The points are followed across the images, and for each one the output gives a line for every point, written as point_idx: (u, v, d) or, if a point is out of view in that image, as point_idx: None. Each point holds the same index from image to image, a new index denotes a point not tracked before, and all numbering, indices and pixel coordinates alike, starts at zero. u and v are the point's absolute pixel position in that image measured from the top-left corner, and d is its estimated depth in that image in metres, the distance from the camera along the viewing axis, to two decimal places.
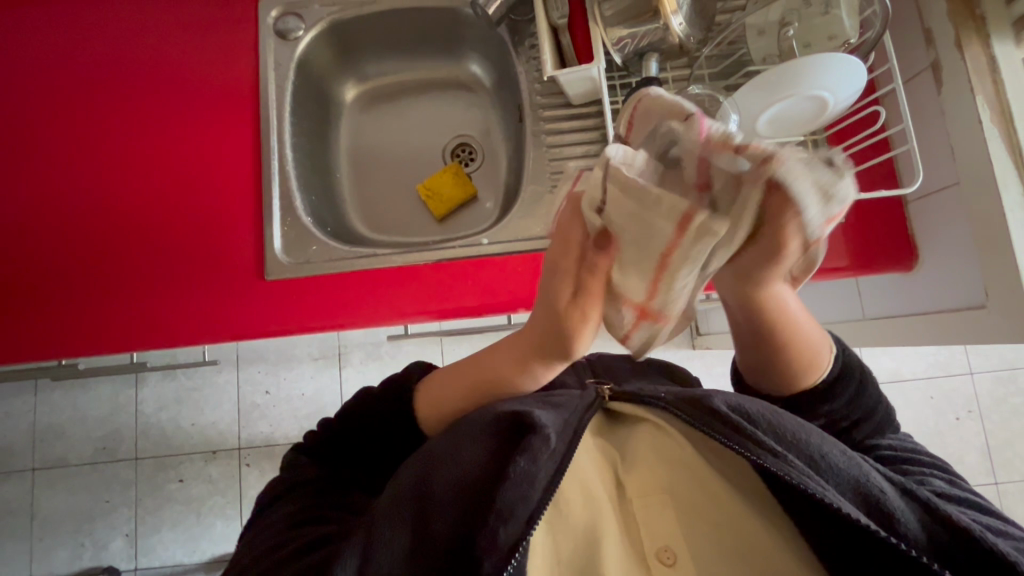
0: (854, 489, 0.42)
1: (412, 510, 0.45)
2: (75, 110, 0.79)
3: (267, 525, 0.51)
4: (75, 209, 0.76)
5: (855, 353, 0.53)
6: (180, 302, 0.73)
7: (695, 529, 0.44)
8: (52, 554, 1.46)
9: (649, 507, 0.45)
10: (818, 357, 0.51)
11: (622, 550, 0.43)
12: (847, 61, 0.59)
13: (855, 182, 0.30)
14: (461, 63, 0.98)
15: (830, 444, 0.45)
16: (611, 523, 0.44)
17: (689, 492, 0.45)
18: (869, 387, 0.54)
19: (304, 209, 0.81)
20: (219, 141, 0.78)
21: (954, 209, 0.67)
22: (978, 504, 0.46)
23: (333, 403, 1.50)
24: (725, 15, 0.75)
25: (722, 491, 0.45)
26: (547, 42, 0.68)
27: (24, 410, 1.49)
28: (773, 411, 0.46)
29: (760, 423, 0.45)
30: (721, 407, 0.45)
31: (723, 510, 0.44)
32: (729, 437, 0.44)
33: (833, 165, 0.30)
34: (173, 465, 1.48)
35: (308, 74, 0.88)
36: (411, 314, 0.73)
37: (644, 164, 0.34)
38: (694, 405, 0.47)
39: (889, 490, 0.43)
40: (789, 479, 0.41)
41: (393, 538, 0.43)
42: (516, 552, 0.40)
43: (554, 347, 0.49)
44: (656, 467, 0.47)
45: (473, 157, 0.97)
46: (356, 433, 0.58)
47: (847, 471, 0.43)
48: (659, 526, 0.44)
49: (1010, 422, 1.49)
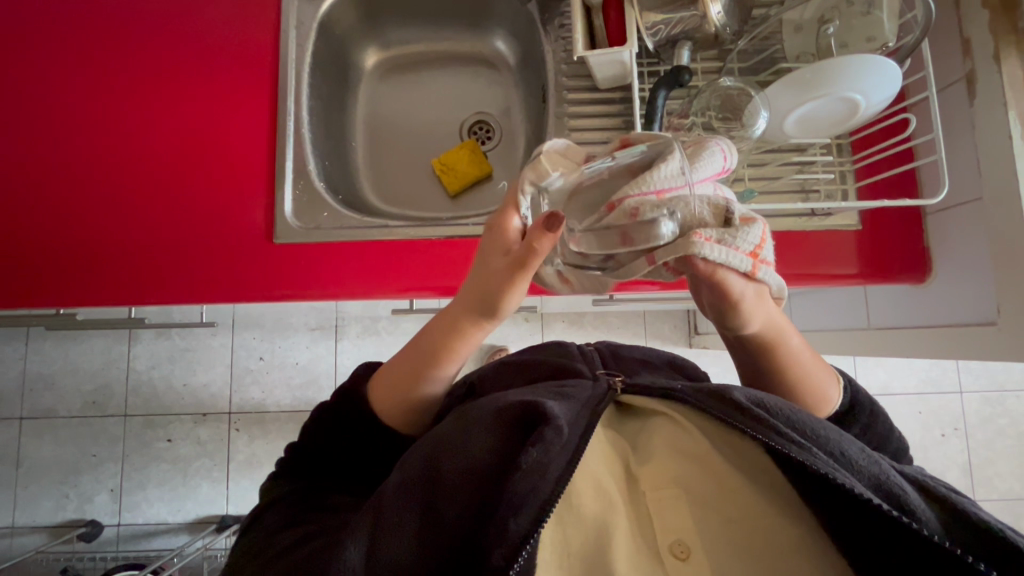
0: (878, 486, 0.42)
1: (420, 498, 0.45)
2: (89, 48, 0.77)
3: (269, 519, 0.52)
4: (83, 153, 0.74)
5: (863, 390, 0.57)
6: (185, 259, 0.72)
7: (708, 523, 0.43)
8: (36, 503, 1.46)
9: (662, 500, 0.44)
10: (827, 393, 0.54)
11: (631, 541, 0.42)
12: (885, 66, 0.58)
13: (747, 228, 0.40)
14: (486, 38, 0.96)
15: (848, 442, 0.45)
16: (623, 518, 0.43)
17: (704, 487, 0.45)
18: (880, 419, 0.56)
19: (317, 174, 0.79)
20: (233, 96, 0.76)
21: (973, 225, 0.67)
22: None
23: (327, 373, 1.49)
24: (761, 8, 0.74)
25: (741, 487, 0.45)
26: (580, 22, 0.67)
27: (14, 357, 1.48)
28: (789, 406, 0.47)
29: (779, 417, 0.46)
30: (740, 398, 0.46)
31: (738, 507, 0.44)
32: (748, 426, 0.44)
33: (729, 221, 0.40)
34: (162, 424, 1.47)
35: (329, 35, 0.87)
36: (419, 290, 0.72)
37: (616, 165, 0.44)
38: (713, 396, 0.47)
39: (910, 490, 0.43)
40: (814, 466, 0.41)
41: (400, 523, 0.44)
42: (525, 545, 0.39)
43: (476, 310, 0.50)
44: (671, 458, 0.46)
45: (490, 136, 0.95)
46: (341, 428, 0.58)
47: (868, 468, 0.43)
48: (672, 521, 0.43)
49: (993, 442, 1.51)
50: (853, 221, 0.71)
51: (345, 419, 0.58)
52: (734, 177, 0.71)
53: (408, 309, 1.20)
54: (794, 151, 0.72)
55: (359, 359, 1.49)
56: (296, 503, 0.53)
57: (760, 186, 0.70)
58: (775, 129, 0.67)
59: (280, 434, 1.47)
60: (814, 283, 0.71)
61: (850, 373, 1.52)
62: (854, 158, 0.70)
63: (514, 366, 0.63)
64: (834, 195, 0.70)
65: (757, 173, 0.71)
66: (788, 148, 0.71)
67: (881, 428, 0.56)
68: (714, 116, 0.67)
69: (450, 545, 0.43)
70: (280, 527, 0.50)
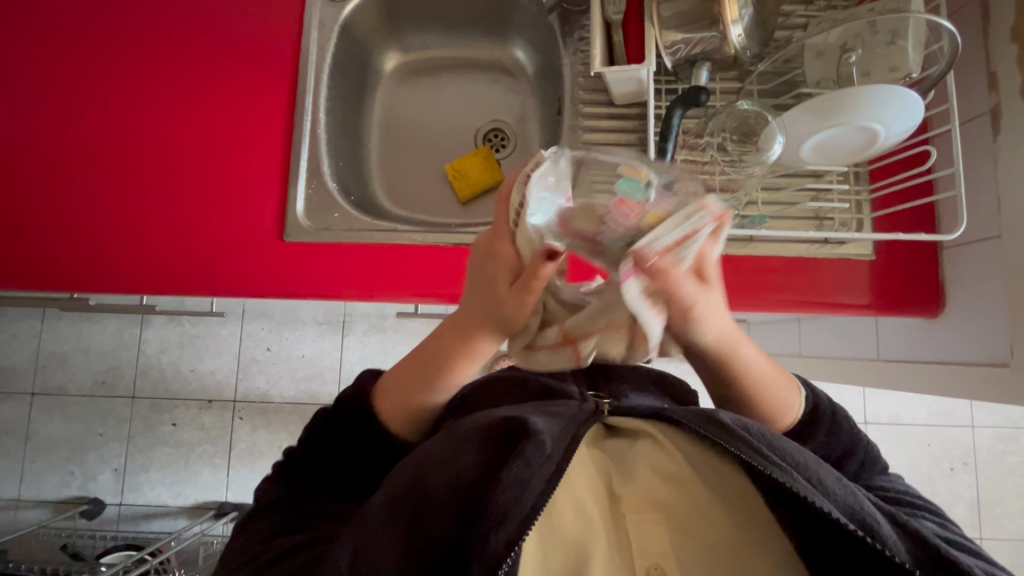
0: (855, 514, 0.41)
1: (403, 512, 0.44)
2: (116, 40, 0.79)
3: (260, 524, 0.52)
4: (104, 141, 0.76)
5: (824, 393, 0.57)
6: (194, 254, 0.73)
7: (686, 548, 0.43)
8: (42, 477, 1.49)
9: (641, 521, 0.45)
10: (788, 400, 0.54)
11: (611, 561, 0.42)
12: (907, 96, 0.57)
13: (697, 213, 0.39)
14: (506, 47, 0.96)
15: (827, 470, 0.44)
16: (603, 540, 0.43)
17: (685, 512, 0.45)
18: (843, 424, 0.56)
19: (331, 174, 0.80)
20: (251, 94, 0.77)
21: (992, 262, 0.65)
22: (972, 549, 0.46)
23: (332, 368, 1.50)
24: (785, 30, 0.74)
25: (722, 514, 0.44)
26: (598, 37, 0.66)
27: (30, 334, 1.52)
28: (771, 431, 0.45)
29: (763, 441, 0.44)
30: (725, 419, 0.44)
31: (715, 534, 0.44)
32: (735, 447, 0.43)
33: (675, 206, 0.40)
34: (168, 408, 1.49)
35: (351, 37, 0.88)
36: (425, 295, 0.72)
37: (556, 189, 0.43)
38: (698, 414, 0.46)
39: (885, 519, 0.42)
40: (795, 492, 0.40)
41: (384, 538, 0.43)
42: (506, 558, 0.39)
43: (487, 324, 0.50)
44: (652, 480, 0.46)
45: (504, 144, 0.96)
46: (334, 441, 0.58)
47: (846, 497, 0.42)
48: (651, 541, 0.44)
49: (1004, 481, 1.47)
50: (867, 251, 0.69)
51: (339, 429, 0.58)
52: (747, 201, 0.70)
53: (414, 312, 1.21)
54: (811, 177, 0.71)
55: (365, 356, 1.50)
56: (290, 505, 0.53)
57: (773, 211, 0.69)
58: (791, 155, 0.66)
59: (282, 426, 1.48)
60: (820, 311, 0.70)
61: (858, 402, 1.49)
62: (871, 188, 0.70)
63: (501, 381, 0.61)
64: (848, 224, 0.69)
65: (772, 196, 0.70)
66: (804, 174, 0.70)
67: (845, 433, 0.55)
68: (728, 138, 0.68)
69: (432, 558, 0.43)
70: (272, 531, 0.50)
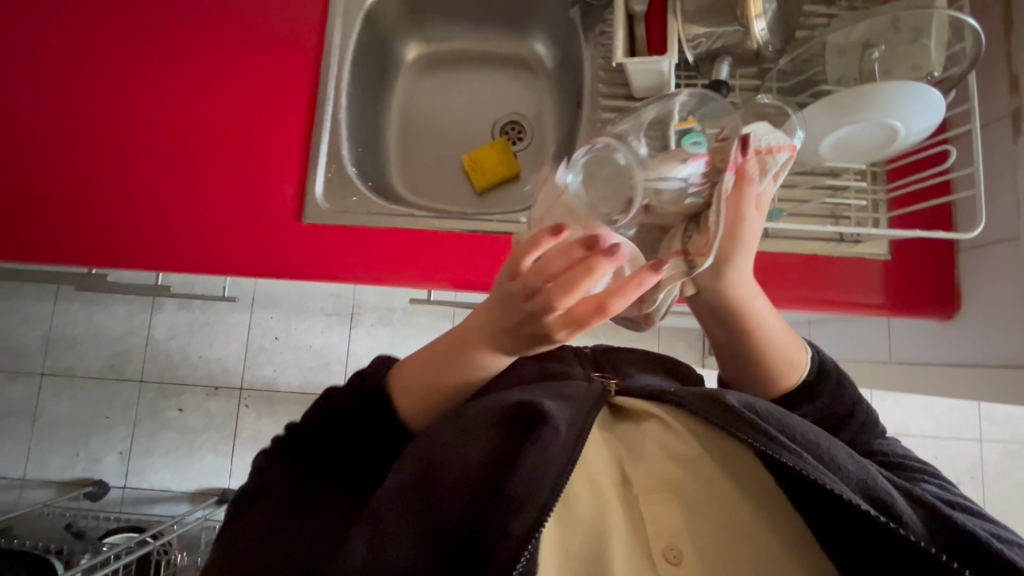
0: (865, 491, 0.42)
1: (416, 498, 0.44)
2: (144, 20, 0.80)
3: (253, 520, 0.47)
4: (128, 119, 0.77)
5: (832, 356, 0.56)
6: (212, 233, 0.74)
7: (702, 529, 0.43)
8: (48, 458, 1.50)
9: (655, 505, 0.43)
10: (795, 358, 0.54)
11: (625, 545, 0.42)
12: (926, 93, 0.58)
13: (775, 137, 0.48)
14: (526, 41, 0.97)
15: (838, 448, 0.44)
16: (617, 523, 0.42)
17: (698, 492, 0.44)
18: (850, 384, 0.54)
19: (350, 159, 0.81)
20: (274, 78, 0.78)
21: (1008, 263, 0.65)
22: (978, 510, 0.46)
23: (339, 359, 1.51)
24: (805, 30, 0.74)
25: (735, 494, 0.44)
26: (621, 29, 0.67)
27: (42, 315, 1.53)
28: (779, 411, 0.46)
29: (771, 421, 0.45)
30: (733, 403, 0.45)
31: (728, 513, 0.43)
32: (743, 432, 0.43)
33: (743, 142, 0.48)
34: (175, 393, 1.50)
35: (374, 27, 0.89)
36: (438, 279, 0.73)
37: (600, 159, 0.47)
38: (707, 399, 0.46)
39: (896, 495, 0.42)
40: (804, 473, 0.41)
41: (399, 524, 0.43)
42: (527, 546, 0.39)
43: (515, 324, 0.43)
44: (663, 463, 0.45)
45: (521, 137, 0.96)
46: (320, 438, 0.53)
47: (857, 474, 0.42)
48: (666, 524, 0.43)
49: (1011, 497, 1.45)
50: (883, 250, 0.70)
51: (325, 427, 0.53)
52: None
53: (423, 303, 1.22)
54: (828, 175, 0.71)
55: (372, 348, 1.51)
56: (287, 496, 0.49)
57: (791, 207, 0.69)
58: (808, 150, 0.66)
59: (287, 414, 1.49)
60: (834, 308, 0.70)
61: None
62: (888, 187, 0.70)
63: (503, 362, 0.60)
64: (864, 223, 0.69)
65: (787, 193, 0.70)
66: (821, 172, 0.70)
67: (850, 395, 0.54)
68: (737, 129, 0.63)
69: (450, 543, 0.43)
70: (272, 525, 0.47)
